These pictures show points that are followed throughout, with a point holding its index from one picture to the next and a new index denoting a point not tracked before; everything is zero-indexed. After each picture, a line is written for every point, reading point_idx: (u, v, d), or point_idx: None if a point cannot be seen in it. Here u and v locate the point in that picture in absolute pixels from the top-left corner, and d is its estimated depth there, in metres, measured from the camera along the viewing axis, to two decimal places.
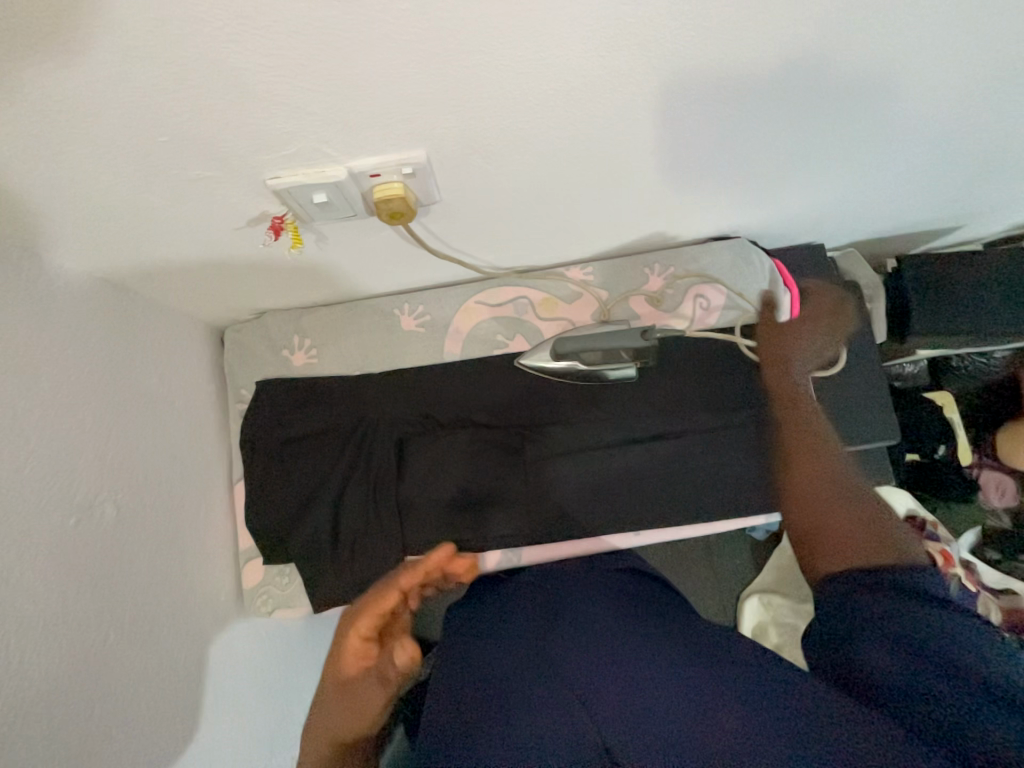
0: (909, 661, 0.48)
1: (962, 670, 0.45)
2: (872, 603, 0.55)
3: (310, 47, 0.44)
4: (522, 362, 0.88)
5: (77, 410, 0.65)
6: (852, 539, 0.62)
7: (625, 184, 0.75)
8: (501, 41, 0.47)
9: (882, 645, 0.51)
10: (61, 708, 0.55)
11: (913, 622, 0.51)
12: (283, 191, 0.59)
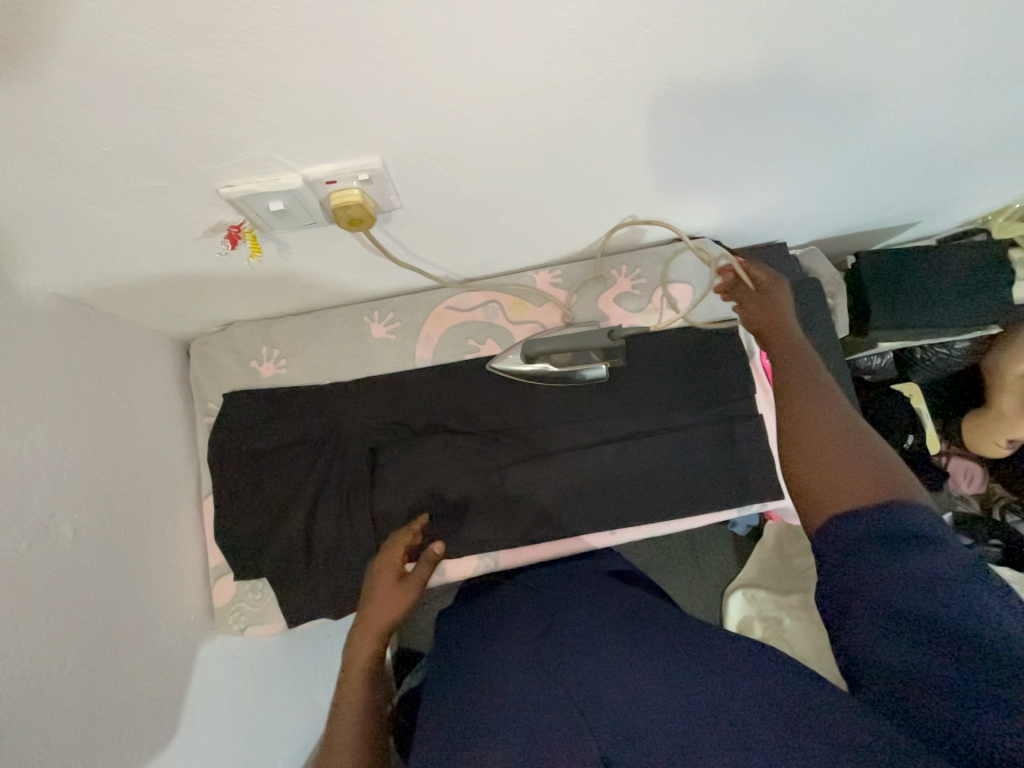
0: (915, 646, 0.42)
1: (971, 645, 0.39)
2: (873, 570, 0.45)
3: (255, 55, 0.44)
4: (492, 367, 0.88)
5: (29, 430, 0.63)
6: (851, 481, 0.49)
7: (587, 188, 0.76)
8: (447, 48, 0.47)
9: (881, 626, 0.43)
10: (17, 742, 0.53)
11: (913, 591, 0.43)
12: (238, 200, 0.58)
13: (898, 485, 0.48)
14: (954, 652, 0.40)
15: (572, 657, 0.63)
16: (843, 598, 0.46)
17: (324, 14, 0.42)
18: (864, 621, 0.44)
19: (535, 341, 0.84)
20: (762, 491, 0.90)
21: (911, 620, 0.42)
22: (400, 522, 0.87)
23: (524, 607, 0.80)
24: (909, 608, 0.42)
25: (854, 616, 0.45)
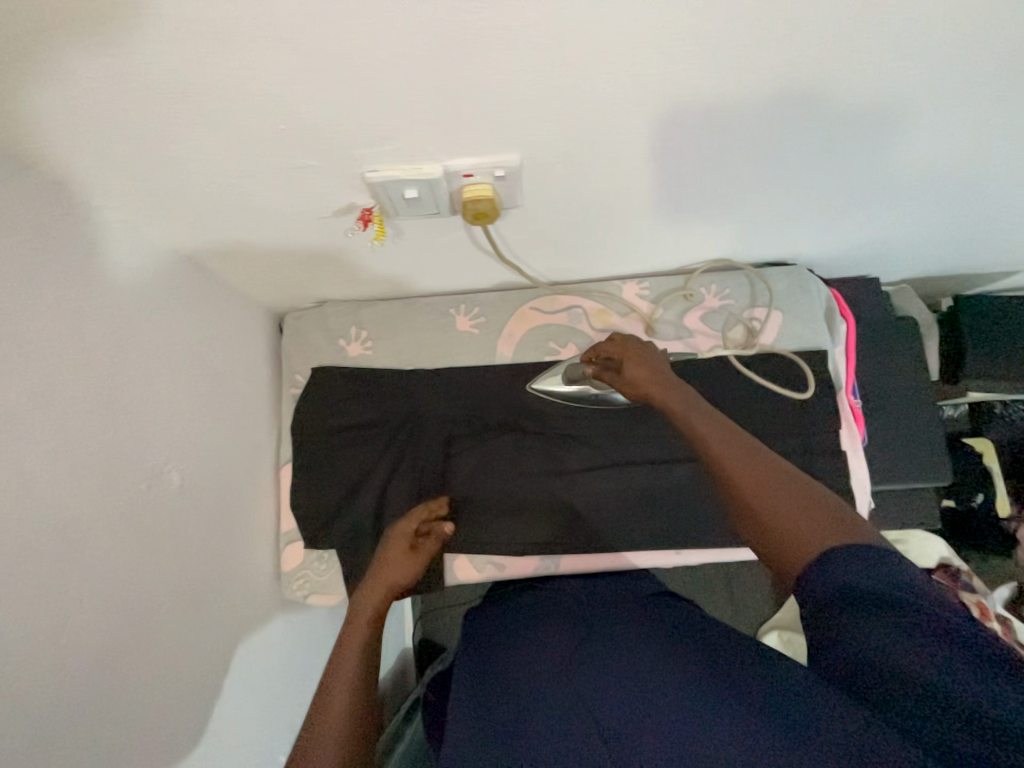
0: (898, 635, 0.39)
1: (960, 640, 0.38)
2: (843, 557, 0.44)
3: (433, 47, 0.46)
4: (533, 386, 0.90)
5: (153, 379, 0.67)
6: (801, 535, 0.48)
7: (699, 203, 0.76)
8: (612, 50, 0.48)
9: (864, 612, 0.41)
10: (116, 667, 0.56)
11: (899, 583, 0.41)
12: (377, 184, 0.59)
13: (849, 527, 0.48)
14: (943, 644, 0.38)
15: (605, 675, 0.54)
16: (817, 588, 0.44)
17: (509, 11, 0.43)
18: (844, 608, 0.42)
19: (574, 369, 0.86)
20: None
21: (895, 606, 0.40)
22: (467, 514, 0.88)
23: (544, 621, 0.70)
24: (892, 594, 0.41)
25: (826, 601, 0.43)
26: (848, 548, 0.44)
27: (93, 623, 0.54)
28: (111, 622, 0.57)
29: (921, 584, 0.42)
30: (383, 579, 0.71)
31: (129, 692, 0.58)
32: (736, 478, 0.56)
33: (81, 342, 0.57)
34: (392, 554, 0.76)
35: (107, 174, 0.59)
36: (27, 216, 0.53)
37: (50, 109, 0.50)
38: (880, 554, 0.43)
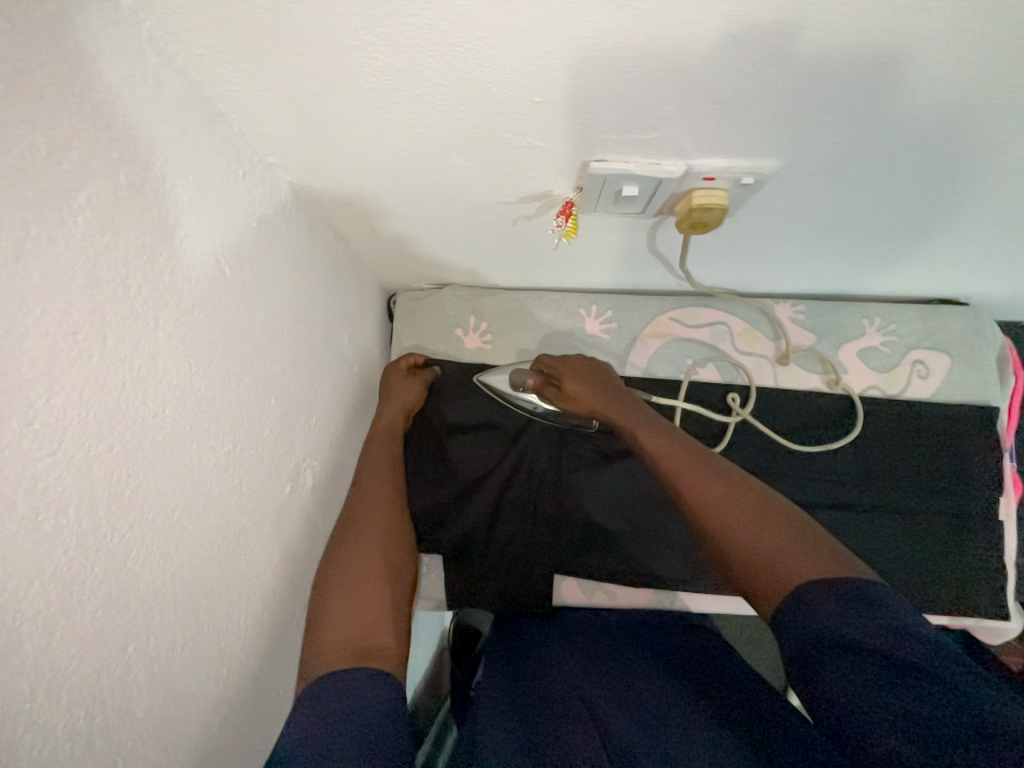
0: (867, 681, 0.36)
1: (936, 693, 0.34)
2: (823, 599, 0.41)
3: (789, 40, 0.35)
4: (481, 379, 0.81)
5: (300, 369, 0.57)
6: (777, 562, 0.45)
7: (925, 234, 0.65)
8: (1008, 53, 0.36)
9: (834, 656, 0.38)
10: (254, 693, 0.47)
11: (885, 627, 0.38)
12: (597, 177, 0.50)
13: (833, 561, 0.44)
14: (913, 696, 0.34)
15: (617, 687, 0.53)
16: (790, 632, 0.42)
17: (909, 15, 0.33)
18: (813, 651, 0.39)
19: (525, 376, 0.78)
20: (987, 607, 0.78)
21: (871, 653, 0.37)
22: (580, 530, 0.81)
23: (571, 645, 0.66)
24: (870, 640, 0.38)
25: (810, 648, 0.40)
26: (828, 586, 0.42)
27: (237, 649, 0.45)
28: (263, 655, 0.49)
29: (916, 626, 0.38)
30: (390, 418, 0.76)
31: (260, 720, 0.48)
32: (699, 499, 0.53)
33: (251, 332, 0.47)
34: (393, 396, 0.78)
35: (289, 141, 0.46)
36: (219, 179, 0.42)
37: (253, 45, 0.35)
38: (866, 588, 0.41)
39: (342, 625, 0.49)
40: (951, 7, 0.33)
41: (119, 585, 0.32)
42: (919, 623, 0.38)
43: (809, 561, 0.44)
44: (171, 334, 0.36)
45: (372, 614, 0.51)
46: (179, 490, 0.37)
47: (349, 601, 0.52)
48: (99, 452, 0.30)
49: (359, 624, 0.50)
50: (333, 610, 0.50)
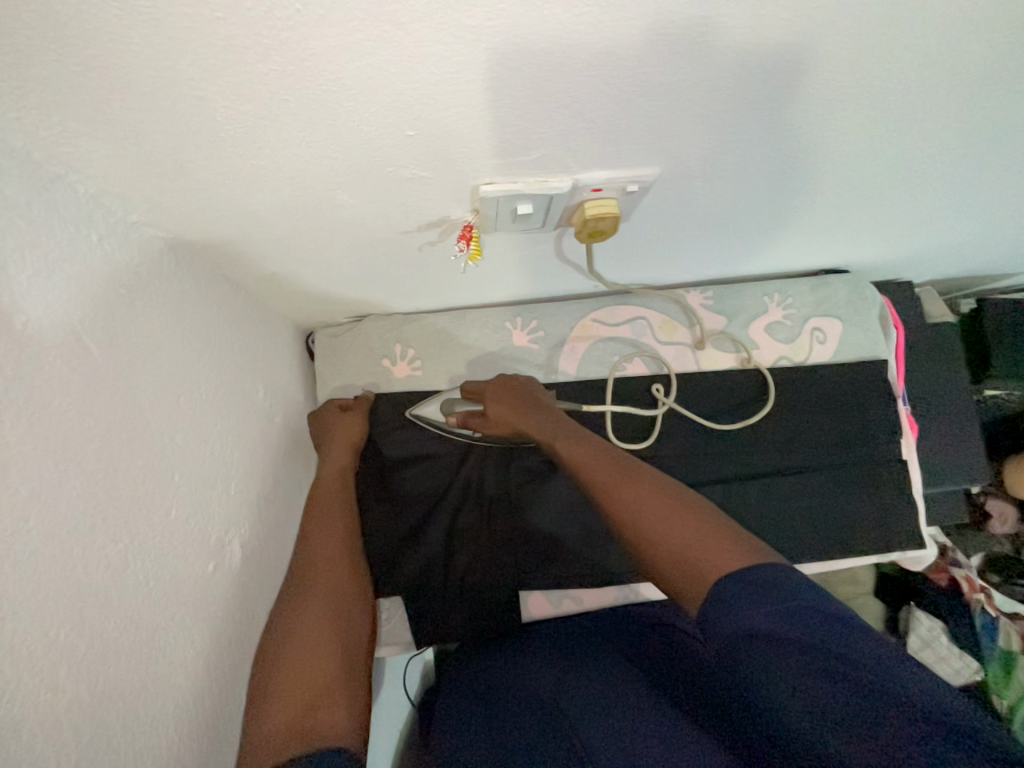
0: (797, 677, 0.38)
1: (860, 684, 0.36)
2: (744, 594, 0.42)
3: (638, 53, 0.37)
4: (411, 413, 0.80)
5: (207, 435, 0.53)
6: (690, 559, 0.48)
7: (800, 215, 0.71)
8: (829, 53, 0.40)
9: (767, 657, 0.39)
10: None
11: (800, 613, 0.40)
12: (489, 199, 0.50)
13: (740, 551, 0.47)
14: (839, 686, 0.37)
15: (589, 703, 0.53)
16: (719, 629, 0.42)
17: (738, 25, 0.36)
18: (745, 649, 0.40)
19: (453, 406, 0.77)
20: (904, 539, 0.87)
21: (797, 647, 0.39)
22: (536, 546, 0.80)
23: (536, 659, 0.66)
24: (793, 632, 0.39)
25: (734, 644, 0.41)
26: (736, 577, 0.44)
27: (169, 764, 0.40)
28: (206, 758, 0.44)
29: (824, 606, 0.41)
30: (335, 456, 0.72)
31: None
32: (620, 508, 0.55)
33: (137, 409, 0.43)
34: (335, 435, 0.74)
35: (150, 197, 0.42)
36: (68, 248, 0.37)
37: (80, 104, 0.32)
38: (775, 574, 0.43)
39: (283, 710, 0.46)
40: (769, 21, 0.36)
41: None
42: (824, 600, 0.41)
43: (720, 554, 0.47)
44: (27, 435, 0.32)
45: (322, 690, 0.48)
46: (62, 608, 0.33)
47: (293, 679, 0.48)
48: None
49: (307, 703, 0.47)
50: (279, 687, 0.47)
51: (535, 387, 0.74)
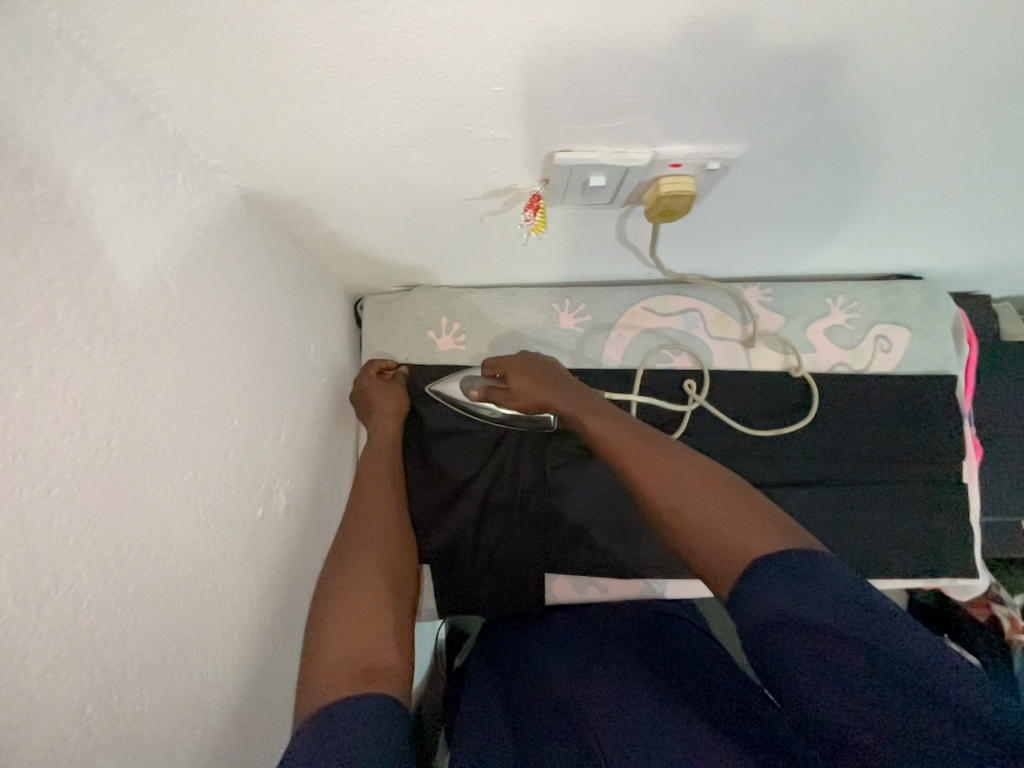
0: (834, 674, 0.35)
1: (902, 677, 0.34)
2: (779, 579, 0.41)
3: (746, 20, 0.34)
4: (430, 390, 0.79)
5: (264, 384, 0.54)
6: (724, 538, 0.46)
7: (885, 211, 0.66)
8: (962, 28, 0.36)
9: (798, 644, 0.37)
10: (241, 730, 0.45)
11: (840, 604, 0.38)
12: (563, 168, 0.49)
13: (777, 532, 0.45)
14: (887, 685, 0.33)
15: (609, 681, 0.52)
16: (748, 615, 0.41)
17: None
18: (774, 634, 0.38)
19: (474, 382, 0.77)
20: (954, 566, 0.82)
21: (830, 635, 0.36)
22: (567, 531, 0.80)
23: (558, 641, 0.65)
24: (826, 619, 0.37)
25: (772, 633, 0.38)
26: (774, 559, 0.42)
27: (214, 690, 0.42)
28: (248, 689, 0.46)
29: (859, 595, 0.38)
30: (384, 423, 0.73)
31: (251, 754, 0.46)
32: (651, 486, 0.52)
33: (205, 350, 0.44)
34: (381, 402, 0.75)
35: (231, 141, 0.42)
36: (154, 186, 0.38)
37: (179, 38, 0.32)
38: (812, 561, 0.41)
39: (339, 649, 0.45)
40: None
41: (68, 641, 0.29)
42: (859, 589, 0.39)
43: (756, 534, 0.45)
44: (111, 359, 0.33)
45: (374, 634, 0.48)
46: (134, 530, 0.34)
47: (348, 623, 0.48)
48: (31, 497, 0.27)
49: (360, 644, 0.46)
50: (334, 631, 0.47)
51: (559, 362, 0.73)
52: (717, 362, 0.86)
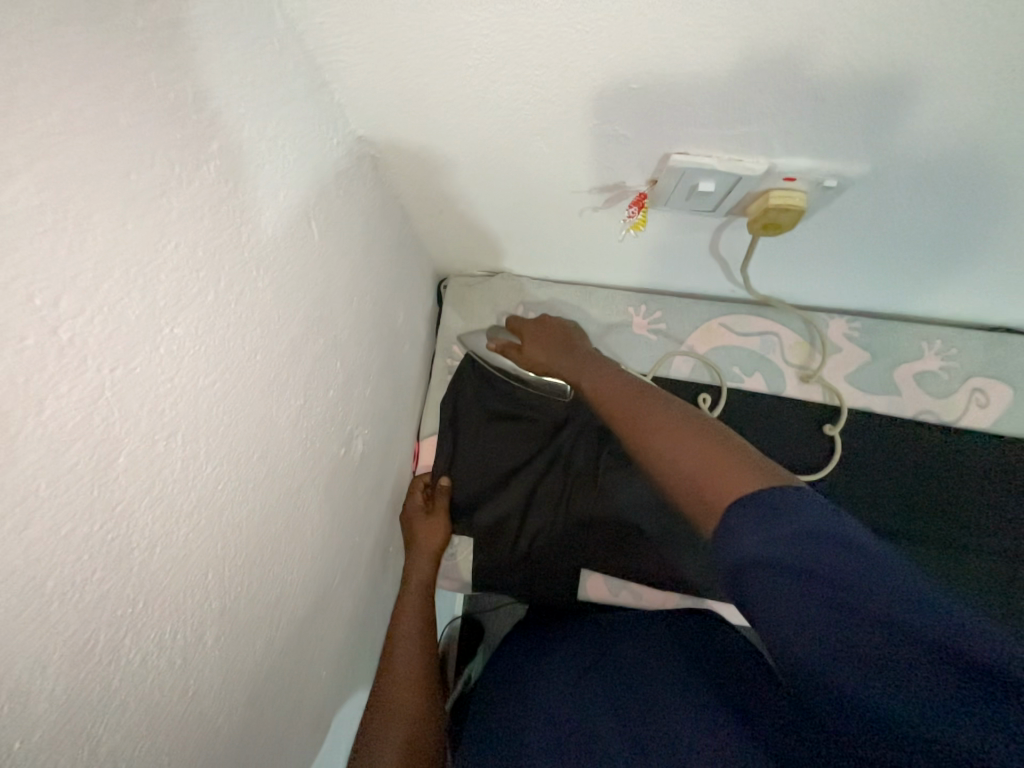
0: (814, 621, 0.33)
1: (904, 631, 0.30)
2: (753, 524, 0.37)
3: (901, 37, 0.35)
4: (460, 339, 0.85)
5: (363, 337, 0.59)
6: (703, 482, 0.43)
7: (1009, 254, 0.62)
8: None
9: (779, 591, 0.34)
10: (300, 640, 0.50)
11: (811, 541, 0.34)
12: (675, 171, 0.50)
13: (759, 472, 0.41)
14: (871, 631, 0.31)
15: (638, 690, 0.52)
16: (726, 564, 0.38)
17: None
18: (753, 585, 0.35)
19: (497, 332, 0.81)
20: None
21: (807, 579, 0.34)
22: (607, 530, 0.80)
23: (576, 648, 0.64)
24: (797, 560, 0.34)
25: (746, 580, 0.36)
26: (751, 496, 0.39)
27: (287, 597, 0.46)
28: (308, 607, 0.51)
29: (835, 529, 0.35)
30: (418, 565, 0.76)
31: (304, 663, 0.51)
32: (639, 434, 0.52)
33: (327, 295, 0.49)
34: (418, 540, 0.78)
35: (382, 113, 0.47)
36: (317, 145, 0.43)
37: (371, 16, 0.37)
38: (781, 493, 0.38)
39: None
40: None
41: (206, 514, 0.34)
42: (835, 522, 0.35)
43: (736, 474, 0.41)
44: (268, 286, 0.38)
45: None
46: (258, 434, 0.39)
47: None
48: (205, 386, 0.32)
49: None
50: None
51: (574, 326, 0.75)
52: (790, 390, 0.84)
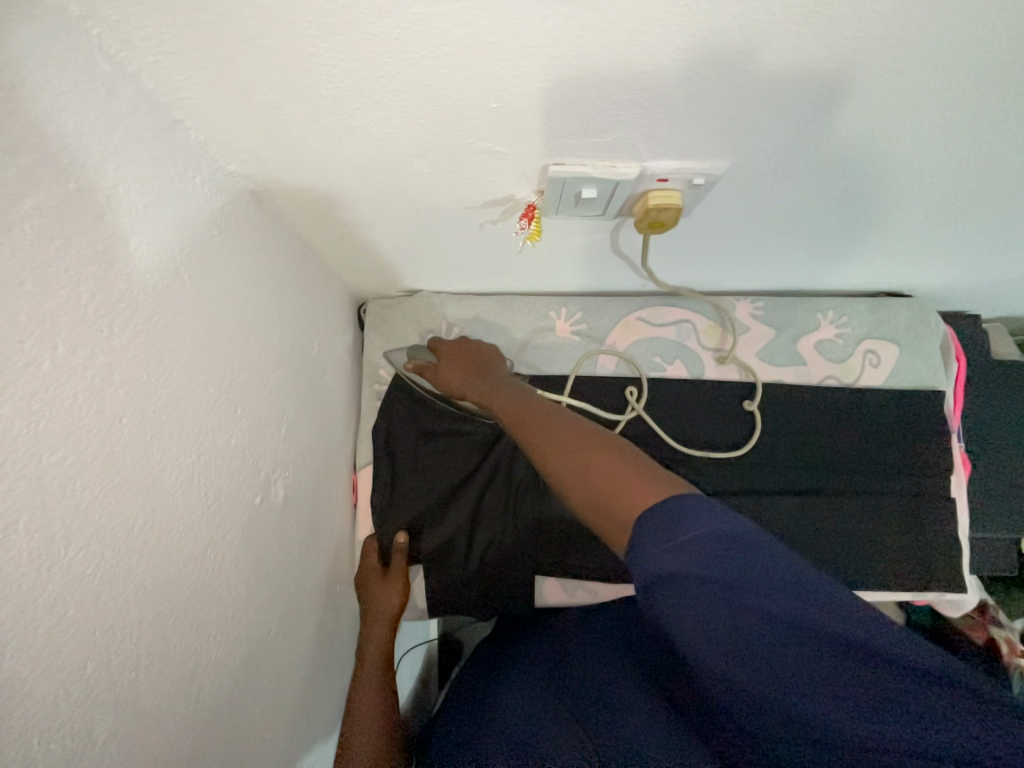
0: (715, 622, 0.37)
1: (783, 620, 0.36)
2: (662, 538, 0.39)
3: (724, 48, 0.38)
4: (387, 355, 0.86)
5: (268, 377, 0.56)
6: (611, 493, 0.46)
7: (869, 230, 0.69)
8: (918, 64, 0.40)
9: (688, 601, 0.37)
10: (232, 710, 0.46)
11: (712, 550, 0.38)
12: (557, 181, 0.52)
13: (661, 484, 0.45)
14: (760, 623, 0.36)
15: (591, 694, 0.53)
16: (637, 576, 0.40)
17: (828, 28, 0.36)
18: (665, 596, 0.38)
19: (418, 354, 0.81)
20: (943, 580, 0.82)
21: (710, 586, 0.37)
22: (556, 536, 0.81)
23: (533, 661, 0.64)
24: (703, 571, 0.37)
25: (659, 593, 0.38)
26: (660, 507, 0.42)
27: (209, 667, 0.43)
28: (237, 672, 0.48)
29: (730, 532, 0.38)
30: (374, 632, 0.72)
31: (242, 735, 0.48)
32: (552, 446, 0.54)
33: (214, 341, 0.46)
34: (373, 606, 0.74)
35: (247, 147, 0.46)
36: (177, 187, 0.41)
37: (207, 54, 0.36)
38: (683, 503, 0.41)
39: None
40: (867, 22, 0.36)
41: (77, 600, 0.31)
42: (735, 526, 0.39)
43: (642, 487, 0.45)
44: (131, 343, 0.36)
45: None
46: (141, 502, 0.36)
47: None
48: (51, 463, 0.29)
49: None
50: None
51: (491, 348, 0.76)
52: (709, 372, 0.88)
